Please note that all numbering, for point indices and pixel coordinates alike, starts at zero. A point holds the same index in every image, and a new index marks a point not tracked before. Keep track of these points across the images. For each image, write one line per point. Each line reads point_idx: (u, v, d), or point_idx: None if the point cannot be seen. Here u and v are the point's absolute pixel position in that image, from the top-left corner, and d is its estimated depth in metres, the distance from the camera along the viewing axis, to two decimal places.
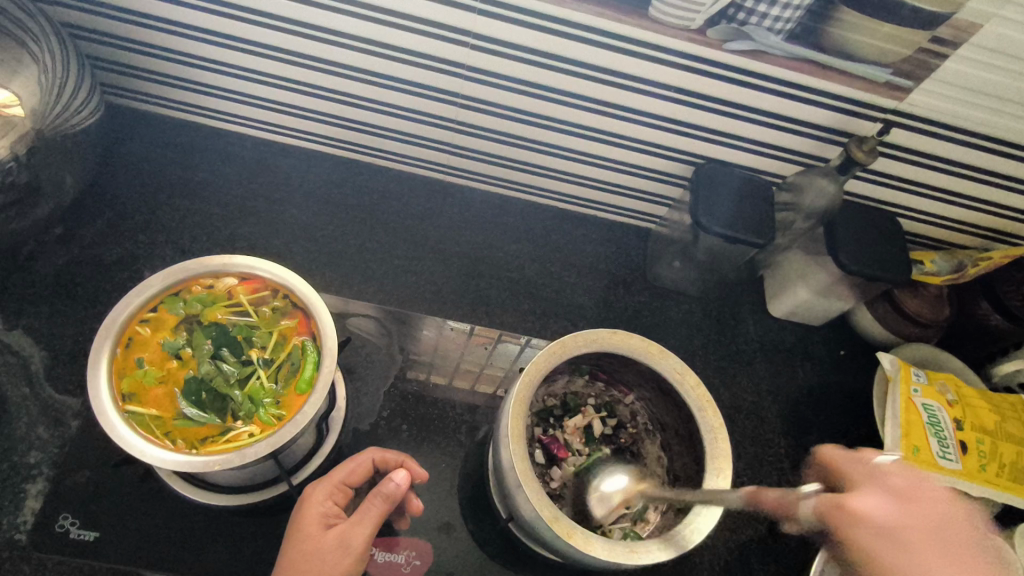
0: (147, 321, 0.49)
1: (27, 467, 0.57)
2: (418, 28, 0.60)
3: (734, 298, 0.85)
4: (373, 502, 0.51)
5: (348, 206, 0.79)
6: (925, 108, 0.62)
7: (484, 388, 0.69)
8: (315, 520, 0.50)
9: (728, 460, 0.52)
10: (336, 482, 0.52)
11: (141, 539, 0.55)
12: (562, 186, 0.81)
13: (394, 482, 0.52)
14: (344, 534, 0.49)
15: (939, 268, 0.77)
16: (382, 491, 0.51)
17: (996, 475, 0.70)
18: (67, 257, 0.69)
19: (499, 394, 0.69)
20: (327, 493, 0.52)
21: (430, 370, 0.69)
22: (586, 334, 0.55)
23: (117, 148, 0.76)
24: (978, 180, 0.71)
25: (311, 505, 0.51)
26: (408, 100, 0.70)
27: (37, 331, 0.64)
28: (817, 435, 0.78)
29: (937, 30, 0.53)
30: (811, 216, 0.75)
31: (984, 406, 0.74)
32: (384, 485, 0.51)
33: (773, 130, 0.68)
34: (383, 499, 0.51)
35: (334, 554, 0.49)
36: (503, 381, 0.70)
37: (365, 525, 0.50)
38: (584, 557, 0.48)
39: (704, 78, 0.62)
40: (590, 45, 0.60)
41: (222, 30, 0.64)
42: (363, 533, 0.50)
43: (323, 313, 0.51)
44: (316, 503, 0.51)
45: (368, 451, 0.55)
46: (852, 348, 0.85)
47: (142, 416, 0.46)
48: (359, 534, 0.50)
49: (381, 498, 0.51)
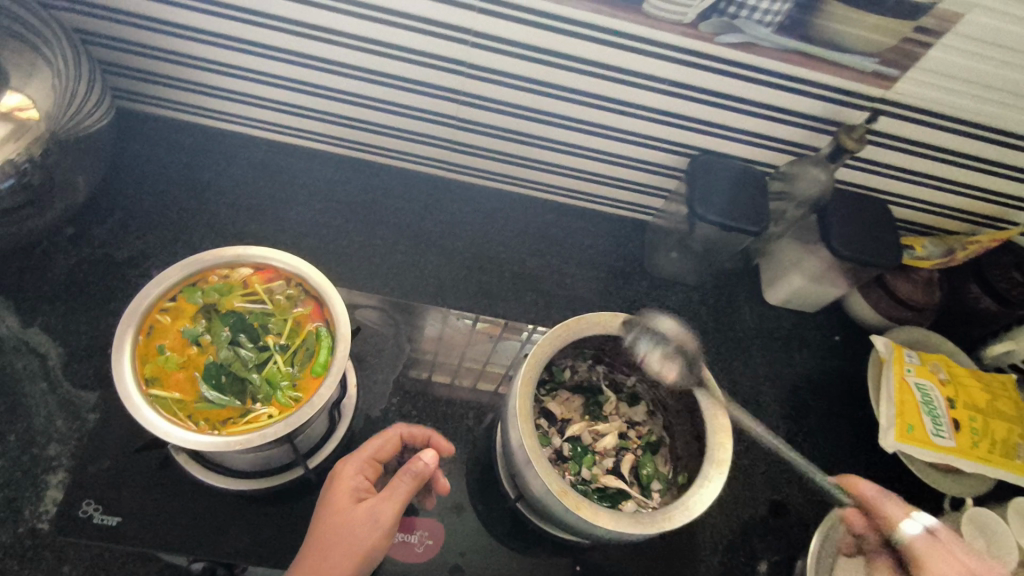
0: (167, 310, 0.51)
1: (47, 459, 0.59)
2: (416, 27, 0.63)
3: (731, 287, 0.87)
4: (402, 481, 0.52)
5: (354, 204, 0.81)
6: (911, 96, 0.64)
7: (486, 386, 0.71)
8: (345, 495, 0.52)
9: (729, 435, 0.55)
10: (366, 459, 0.54)
11: (163, 522, 0.57)
12: (562, 180, 0.83)
13: (422, 460, 0.53)
14: (373, 509, 0.51)
15: (930, 252, 0.79)
16: (411, 470, 0.52)
17: (989, 451, 0.73)
18: (79, 257, 0.70)
19: (500, 391, 0.71)
20: (358, 469, 0.54)
21: (433, 368, 0.70)
22: (590, 316, 0.58)
23: (126, 150, 0.77)
24: (965, 166, 0.73)
25: (342, 480, 0.53)
26: (411, 98, 0.72)
27: (53, 329, 0.66)
28: (815, 418, 0.80)
29: (922, 20, 0.56)
30: (804, 204, 0.77)
31: (976, 385, 0.76)
32: (413, 464, 0.52)
33: (765, 120, 0.70)
34: (412, 477, 0.52)
35: (364, 527, 0.50)
36: (505, 379, 0.71)
37: (393, 500, 0.51)
38: (591, 528, 0.51)
39: (699, 70, 0.64)
40: (588, 40, 0.62)
41: (234, 34, 0.66)
42: (391, 508, 0.51)
43: (337, 300, 0.52)
44: (348, 478, 0.53)
45: (396, 427, 0.57)
46: (847, 334, 0.87)
47: (165, 399, 0.47)
48: (388, 509, 0.51)
49: (409, 476, 0.52)
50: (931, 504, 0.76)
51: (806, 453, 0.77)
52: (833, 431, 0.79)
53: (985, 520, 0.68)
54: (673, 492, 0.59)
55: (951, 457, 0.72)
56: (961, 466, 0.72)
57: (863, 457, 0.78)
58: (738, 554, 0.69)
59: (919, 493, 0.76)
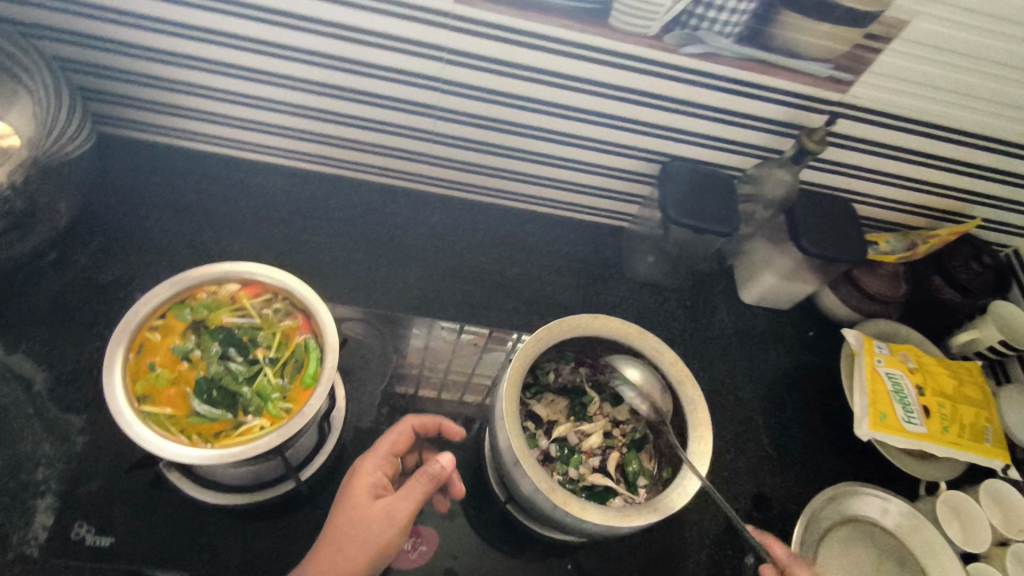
0: (156, 328, 0.52)
1: (35, 484, 0.59)
2: (390, 45, 0.65)
3: (707, 288, 0.89)
4: (418, 481, 0.55)
5: (336, 220, 0.83)
6: (866, 99, 0.68)
7: (473, 397, 0.73)
8: (364, 491, 0.55)
9: (709, 428, 0.57)
10: (384, 455, 0.57)
11: (156, 539, 0.58)
12: (539, 190, 0.85)
13: (439, 462, 0.56)
14: (390, 507, 0.54)
15: (893, 248, 0.83)
16: (427, 472, 0.55)
17: (959, 435, 0.76)
18: (62, 282, 0.70)
19: (486, 402, 0.72)
20: (376, 465, 0.57)
21: (419, 382, 0.71)
22: (571, 319, 0.60)
23: (107, 174, 0.78)
24: (921, 164, 0.77)
25: (361, 475, 0.56)
26: (388, 115, 0.74)
27: (37, 354, 0.66)
28: (792, 412, 0.82)
29: (870, 27, 0.59)
30: (772, 205, 0.80)
31: (942, 372, 0.79)
32: (430, 465, 0.55)
33: (731, 126, 0.73)
34: (428, 479, 0.55)
35: (380, 523, 0.53)
36: (491, 389, 0.73)
37: (411, 500, 0.54)
38: (579, 523, 0.52)
39: (664, 80, 0.67)
40: (557, 54, 0.65)
41: (212, 57, 0.67)
42: (406, 507, 0.54)
43: (325, 312, 0.54)
44: (367, 474, 0.56)
45: (408, 418, 0.61)
46: (820, 329, 0.90)
47: (158, 414, 0.48)
48: (405, 508, 0.54)
49: (426, 478, 0.55)
50: (907, 489, 0.78)
51: (786, 445, 0.79)
52: (811, 423, 0.82)
53: (958, 502, 0.72)
54: (659, 486, 0.61)
55: (924, 443, 0.75)
56: (934, 452, 0.75)
57: (841, 448, 0.80)
58: (725, 550, 0.70)
59: (895, 479, 0.79)
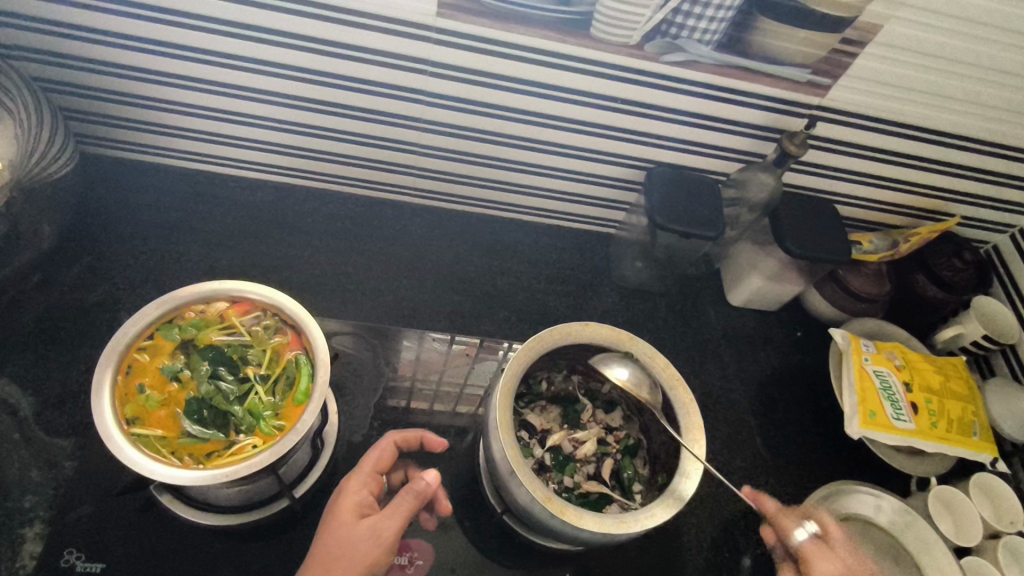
0: (144, 348, 0.52)
1: (23, 511, 0.58)
2: (373, 59, 0.65)
3: (696, 291, 0.90)
4: (404, 498, 0.55)
5: (323, 233, 0.82)
6: (845, 102, 0.69)
7: (466, 408, 0.72)
8: (349, 510, 0.54)
9: (702, 430, 0.58)
10: (368, 473, 0.58)
11: (148, 563, 0.57)
12: (526, 200, 0.86)
13: (423, 479, 0.56)
14: (377, 525, 0.53)
15: (876, 246, 0.83)
16: (413, 489, 0.56)
17: (947, 430, 0.77)
18: (46, 304, 0.70)
19: (480, 411, 0.72)
20: (361, 484, 0.57)
21: (410, 395, 0.71)
22: (562, 327, 0.61)
23: (91, 193, 0.77)
24: (900, 163, 0.78)
25: (347, 495, 0.55)
26: (374, 129, 0.74)
27: (23, 379, 0.65)
28: (783, 412, 0.83)
29: (846, 32, 0.60)
30: (756, 208, 0.81)
31: (927, 368, 0.81)
32: (415, 483, 0.56)
33: (714, 132, 0.74)
34: (414, 496, 0.56)
35: (366, 542, 0.52)
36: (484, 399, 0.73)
37: (398, 517, 0.54)
38: (575, 532, 0.52)
39: (647, 88, 0.68)
40: (540, 65, 0.65)
41: (193, 74, 0.67)
42: (393, 525, 0.54)
43: (315, 328, 0.54)
44: (352, 493, 0.56)
45: (389, 435, 0.61)
46: (808, 329, 0.91)
47: (148, 437, 0.48)
48: (391, 525, 0.53)
49: (411, 495, 0.55)
50: (899, 486, 0.79)
51: (779, 445, 0.80)
52: (802, 423, 0.82)
53: (950, 497, 0.73)
54: (654, 492, 0.61)
55: (913, 439, 0.75)
56: (923, 447, 0.76)
57: (832, 446, 0.81)
58: (722, 551, 0.71)
59: (886, 476, 0.80)
